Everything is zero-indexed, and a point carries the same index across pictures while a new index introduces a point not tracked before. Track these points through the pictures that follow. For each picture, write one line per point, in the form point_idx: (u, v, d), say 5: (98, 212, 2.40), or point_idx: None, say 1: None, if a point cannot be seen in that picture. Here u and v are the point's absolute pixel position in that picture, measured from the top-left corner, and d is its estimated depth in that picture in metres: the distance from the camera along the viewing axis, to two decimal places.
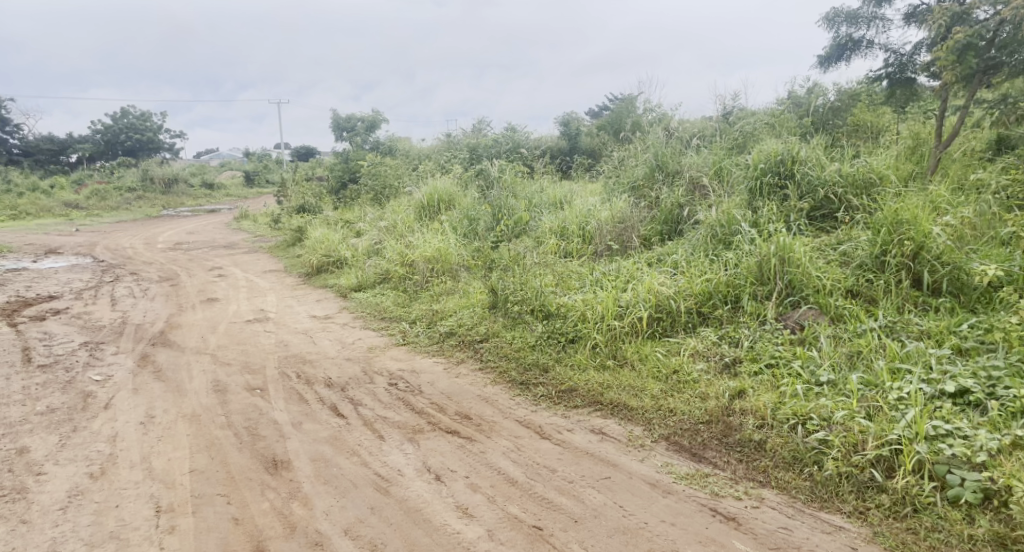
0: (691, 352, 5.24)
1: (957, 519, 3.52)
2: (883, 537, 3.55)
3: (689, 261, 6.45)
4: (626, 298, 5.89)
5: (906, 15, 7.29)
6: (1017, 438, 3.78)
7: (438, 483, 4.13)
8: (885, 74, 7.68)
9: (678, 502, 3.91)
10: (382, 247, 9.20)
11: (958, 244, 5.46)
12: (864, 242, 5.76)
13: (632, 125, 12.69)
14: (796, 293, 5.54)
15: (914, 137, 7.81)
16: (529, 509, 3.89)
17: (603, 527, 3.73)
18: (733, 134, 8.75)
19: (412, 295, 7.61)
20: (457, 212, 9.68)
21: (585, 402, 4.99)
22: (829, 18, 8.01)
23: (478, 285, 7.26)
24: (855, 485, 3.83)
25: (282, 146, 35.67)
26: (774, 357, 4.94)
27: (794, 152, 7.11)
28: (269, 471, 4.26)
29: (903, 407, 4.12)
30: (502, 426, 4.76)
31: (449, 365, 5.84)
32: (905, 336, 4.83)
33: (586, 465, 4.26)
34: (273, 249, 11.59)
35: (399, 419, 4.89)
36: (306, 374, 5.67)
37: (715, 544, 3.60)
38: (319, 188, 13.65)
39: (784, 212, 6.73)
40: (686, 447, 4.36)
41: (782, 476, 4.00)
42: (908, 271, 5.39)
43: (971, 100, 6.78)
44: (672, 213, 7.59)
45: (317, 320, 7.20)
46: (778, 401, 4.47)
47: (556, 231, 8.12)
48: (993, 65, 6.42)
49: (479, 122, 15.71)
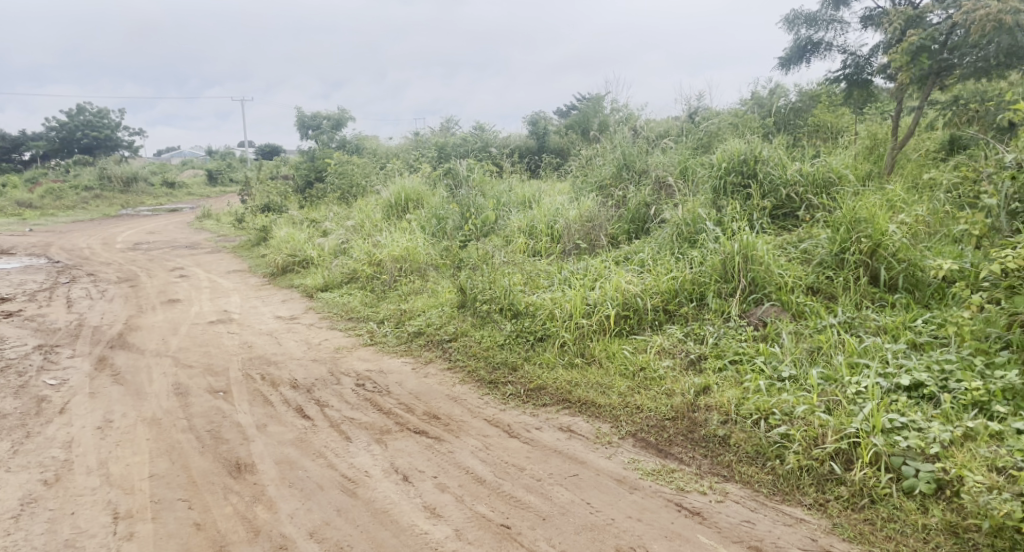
0: (657, 349, 5.31)
1: (912, 510, 3.62)
2: (842, 528, 3.63)
3: (655, 260, 6.51)
4: (593, 296, 5.94)
5: (862, 18, 7.49)
6: (969, 429, 3.88)
7: (405, 484, 4.11)
8: (843, 75, 7.87)
9: (644, 498, 3.96)
10: (349, 247, 9.12)
11: (914, 241, 5.61)
12: (824, 241, 5.88)
13: (600, 125, 12.78)
14: (758, 290, 5.64)
15: (872, 137, 8.02)
16: (496, 508, 3.90)
17: (570, 525, 3.76)
18: (698, 134, 8.86)
19: (380, 294, 7.56)
20: (424, 212, 9.64)
21: (554, 400, 5.02)
22: (788, 19, 8.17)
23: (446, 285, 7.23)
24: (815, 478, 3.92)
25: (246, 145, 35.02)
26: (738, 353, 5.02)
27: (756, 152, 7.23)
28: (232, 474, 4.20)
29: (860, 401, 4.22)
30: (471, 425, 4.76)
31: (418, 365, 5.82)
32: (863, 331, 4.96)
33: (554, 463, 4.29)
34: (236, 249, 11.40)
35: (367, 419, 4.85)
36: (271, 376, 5.60)
37: (681, 538, 3.65)
38: (284, 187, 13.43)
39: (747, 211, 6.85)
40: (653, 443, 4.41)
41: (746, 470, 4.08)
42: (865, 268, 5.53)
43: (926, 102, 6.97)
44: (639, 212, 7.67)
45: (283, 321, 7.12)
46: (742, 396, 4.55)
47: (525, 230, 8.13)
48: (946, 67, 6.62)
49: (447, 122, 15.65)
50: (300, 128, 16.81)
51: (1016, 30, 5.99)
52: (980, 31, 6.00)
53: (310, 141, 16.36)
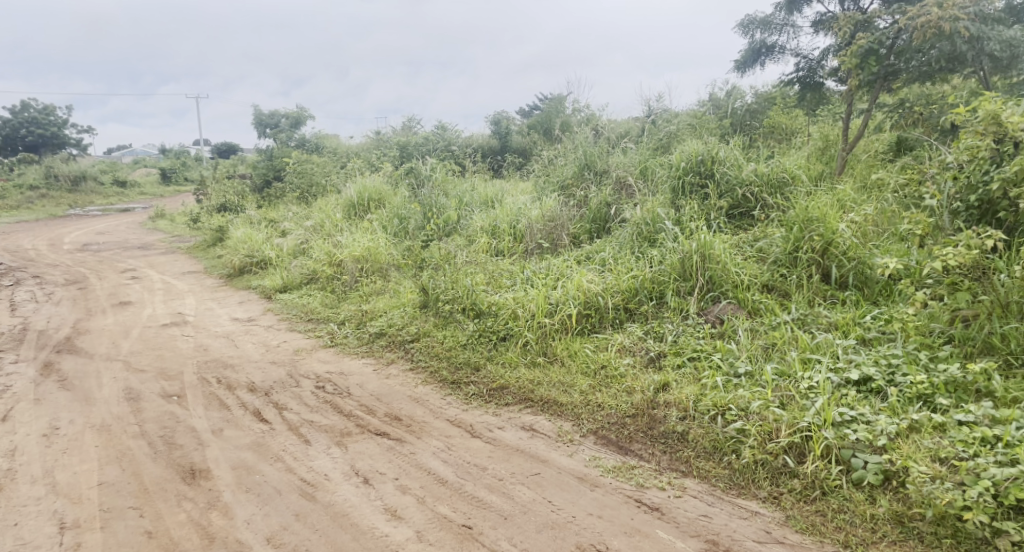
0: (618, 347, 5.37)
1: (861, 500, 3.72)
2: (795, 520, 3.72)
3: (616, 259, 6.58)
4: (555, 296, 5.97)
5: (813, 22, 7.68)
6: (914, 421, 3.99)
7: (366, 486, 4.08)
8: (797, 78, 8.08)
9: (605, 495, 4.00)
10: (308, 247, 9.00)
11: (863, 240, 5.76)
12: (778, 239, 6.02)
13: (562, 124, 12.86)
14: (716, 289, 5.74)
15: (824, 138, 8.24)
16: (458, 508, 3.90)
17: (531, 523, 3.78)
18: (658, 134, 8.98)
19: (340, 295, 7.48)
20: (386, 212, 9.57)
21: (516, 399, 5.05)
22: (743, 23, 8.36)
23: (408, 285, 7.20)
24: (770, 471, 4.00)
25: (201, 143, 34.20)
26: (696, 350, 5.11)
27: (713, 153, 7.36)
28: (186, 480, 4.12)
29: (812, 396, 4.32)
30: (433, 426, 4.75)
31: (380, 366, 5.78)
32: (815, 327, 5.08)
33: (515, 462, 4.30)
34: (191, 250, 11.16)
35: (327, 422, 4.80)
36: (228, 379, 5.50)
37: (641, 534, 3.70)
38: (241, 186, 13.18)
39: (705, 211, 6.97)
40: (613, 440, 4.47)
41: (703, 466, 4.15)
42: (817, 266, 5.68)
43: (875, 104, 7.20)
44: (600, 212, 7.74)
45: (240, 323, 7.00)
46: (700, 393, 4.63)
47: (487, 230, 8.13)
48: (892, 71, 6.82)
49: (409, 121, 15.56)
50: (258, 126, 16.53)
51: (957, 36, 6.19)
52: (923, 36, 6.23)
53: (269, 139, 16.07)
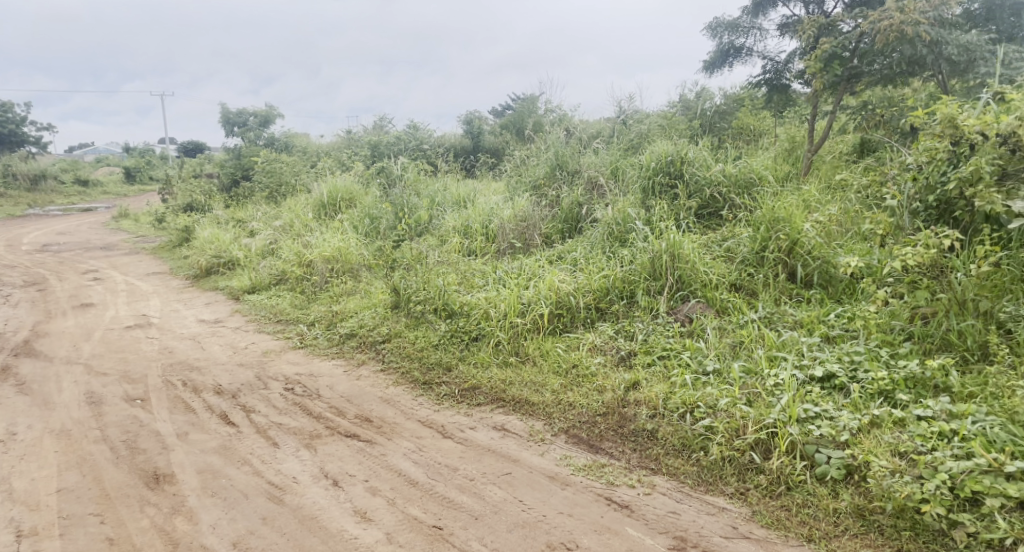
0: (589, 347, 5.40)
1: (824, 495, 3.79)
2: (761, 515, 3.78)
3: (588, 259, 6.62)
4: (527, 295, 5.99)
5: (779, 25, 7.82)
6: (875, 417, 4.07)
7: (336, 489, 4.05)
8: (764, 80, 8.23)
9: (575, 493, 4.02)
10: (277, 247, 8.90)
11: (828, 239, 5.86)
12: (745, 239, 6.11)
13: (534, 124, 12.89)
14: (685, 288, 5.81)
15: (791, 140, 8.39)
16: (429, 509, 3.89)
17: (502, 523, 3.79)
18: (629, 136, 9.05)
19: (310, 296, 7.40)
20: (357, 212, 9.50)
21: (488, 399, 5.05)
22: (711, 26, 8.47)
23: (379, 285, 7.16)
24: (736, 468, 4.06)
25: (167, 142, 33.57)
26: (665, 349, 5.16)
27: (682, 153, 7.45)
28: (149, 485, 4.05)
29: (778, 392, 4.39)
30: (404, 427, 4.73)
31: (350, 367, 5.74)
32: (781, 325, 5.17)
33: (487, 462, 4.31)
34: (156, 250, 10.95)
35: (295, 424, 4.75)
36: (193, 382, 5.41)
37: (611, 531, 3.73)
38: (208, 185, 12.97)
39: (674, 211, 7.05)
40: (584, 439, 4.49)
41: (672, 463, 4.20)
42: (784, 266, 5.77)
43: (839, 106, 7.34)
44: (572, 212, 7.78)
45: (206, 325, 6.89)
46: (669, 391, 4.68)
47: (459, 230, 8.12)
48: (855, 74, 6.97)
49: (380, 120, 15.45)
50: (225, 125, 16.29)
51: (917, 41, 6.35)
52: (884, 40, 6.37)
53: (236, 138, 15.84)
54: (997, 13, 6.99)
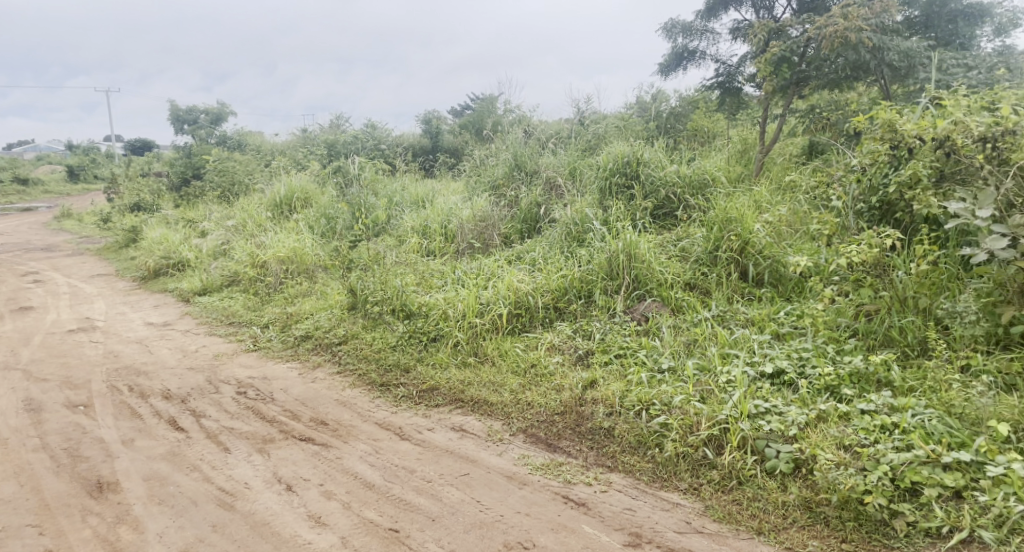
0: (548, 346, 5.42)
1: (773, 488, 3.87)
2: (713, 509, 3.84)
3: (546, 259, 6.65)
4: (486, 296, 5.98)
5: (731, 30, 7.98)
6: (822, 411, 4.17)
7: (289, 494, 3.99)
8: (717, 83, 8.41)
9: (533, 493, 4.03)
10: (229, 248, 8.71)
11: (779, 238, 6.00)
12: (699, 239, 6.21)
13: (493, 124, 12.88)
14: (641, 287, 5.89)
15: (743, 142, 8.57)
16: (385, 512, 3.85)
17: (459, 524, 3.78)
18: (587, 137, 9.17)
19: (264, 297, 7.25)
20: (312, 212, 9.35)
21: (446, 400, 5.03)
22: (666, 28, 8.59)
23: (336, 286, 7.05)
24: (690, 464, 4.13)
25: (113, 140, 32.55)
26: (622, 348, 5.21)
27: (638, 154, 7.58)
28: (92, 494, 3.93)
29: (730, 389, 4.48)
30: (360, 430, 4.68)
31: (305, 370, 5.65)
32: (734, 323, 5.27)
33: (444, 463, 4.29)
34: (101, 252, 10.61)
35: (248, 429, 4.66)
36: (139, 387, 5.26)
37: (567, 530, 3.75)
38: (156, 184, 12.62)
39: (631, 211, 7.13)
40: (542, 438, 4.51)
41: (628, 460, 4.24)
42: (736, 265, 5.88)
43: (788, 109, 7.54)
44: (531, 212, 7.80)
45: (154, 328, 6.70)
46: (625, 389, 4.72)
47: (418, 230, 8.07)
48: (802, 78, 7.15)
49: (336, 118, 15.24)
50: (175, 123, 15.87)
51: (860, 46, 6.55)
52: (830, 45, 6.56)
53: (186, 136, 15.44)
54: (935, 20, 7.26)
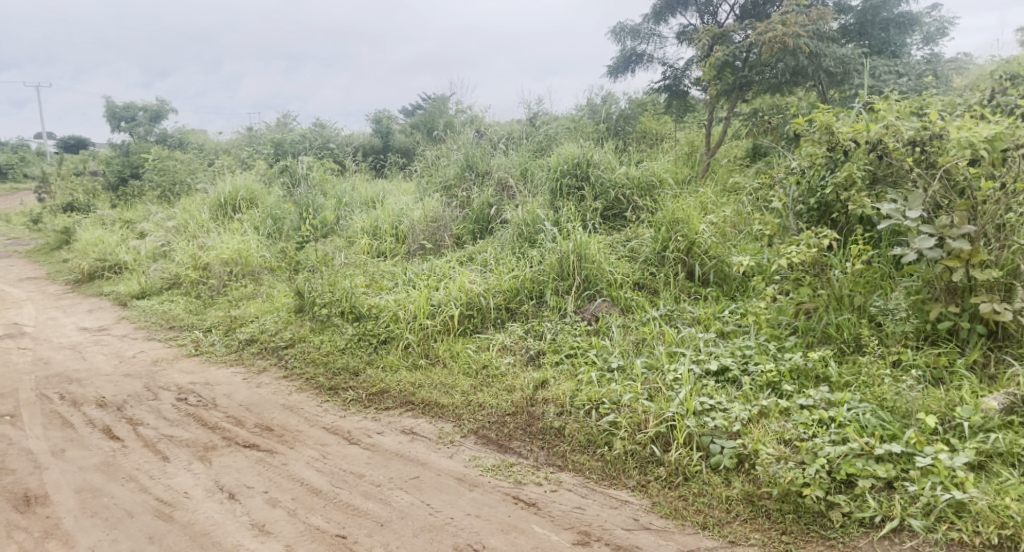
0: (499, 347, 5.42)
1: (718, 483, 3.95)
2: (660, 506, 3.90)
3: (498, 259, 6.65)
4: (437, 297, 5.95)
5: (677, 34, 8.13)
6: (763, 407, 4.28)
7: (232, 502, 3.89)
8: (664, 86, 8.56)
9: (483, 494, 4.03)
10: (169, 249, 8.45)
11: (724, 238, 6.12)
12: (648, 239, 6.31)
13: (445, 124, 12.81)
14: (592, 287, 5.94)
15: (690, 144, 8.75)
16: (332, 518, 3.79)
17: (408, 528, 3.74)
18: (538, 138, 9.23)
19: (206, 300, 7.05)
20: (258, 212, 9.16)
21: (396, 403, 4.98)
22: (615, 31, 8.70)
23: (282, 288, 6.92)
24: (638, 461, 4.18)
25: (47, 136, 31.17)
26: (572, 348, 5.25)
27: (588, 156, 7.68)
28: (19, 509, 3.77)
29: (676, 387, 4.55)
30: (307, 435, 4.60)
31: (250, 374, 5.52)
32: (681, 322, 5.36)
33: (394, 467, 4.25)
34: (32, 254, 10.18)
35: (188, 436, 4.53)
36: (71, 395, 5.07)
37: (517, 530, 3.75)
38: (91, 184, 12.14)
39: (582, 212, 7.20)
40: (493, 439, 4.51)
41: (578, 459, 4.28)
42: (683, 264, 5.99)
43: (732, 113, 7.72)
44: (482, 213, 7.79)
45: (88, 333, 6.46)
46: (576, 388, 4.76)
47: (368, 230, 7.99)
48: (745, 83, 7.33)
49: (284, 117, 14.95)
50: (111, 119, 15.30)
51: (799, 53, 6.75)
52: (770, 50, 6.75)
53: (124, 134, 14.87)
54: (869, 28, 7.52)
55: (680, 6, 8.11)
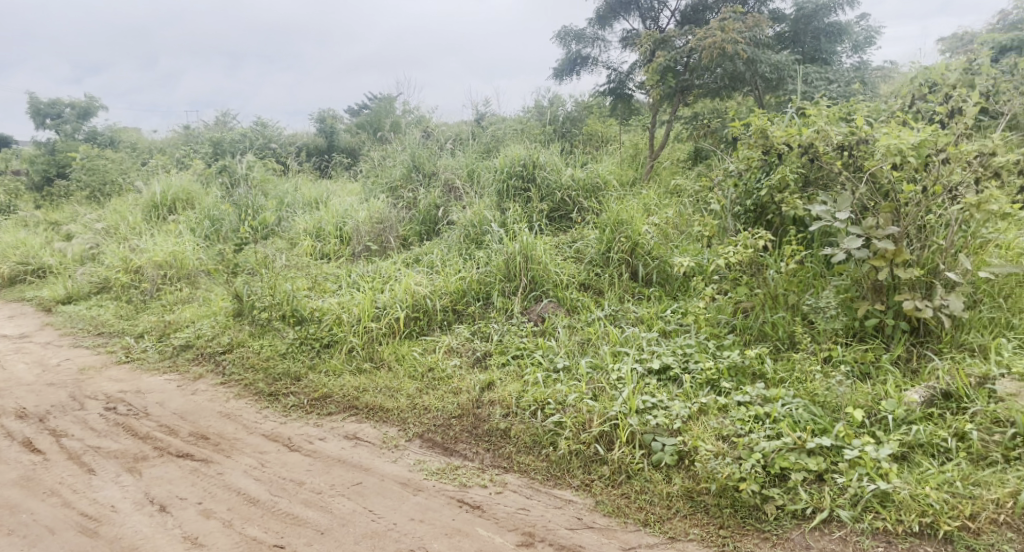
0: (446, 349, 5.38)
1: (659, 480, 4.01)
2: (603, 504, 3.94)
3: (444, 261, 6.62)
4: (383, 299, 5.86)
5: (621, 38, 8.24)
6: (703, 404, 4.37)
7: (162, 515, 3.77)
8: (609, 89, 8.66)
9: (427, 498, 3.99)
10: (98, 252, 8.13)
11: (667, 239, 6.22)
12: (593, 241, 6.37)
13: (392, 124, 12.67)
14: (538, 288, 5.96)
15: (635, 146, 8.87)
16: (270, 528, 3.71)
17: (349, 535, 3.68)
18: (486, 139, 9.23)
19: (138, 305, 6.80)
20: (194, 213, 8.88)
21: (340, 408, 4.90)
22: (560, 35, 8.77)
23: (220, 291, 6.72)
24: (583, 460, 4.21)
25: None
26: (519, 349, 5.26)
27: (535, 158, 7.71)
28: None
29: (620, 386, 4.61)
30: (245, 442, 4.48)
31: (185, 381, 5.35)
32: (625, 322, 5.42)
33: (336, 473, 4.17)
34: None
35: (117, 447, 4.36)
36: None
37: (462, 534, 3.73)
38: (14, 184, 11.57)
39: (528, 213, 7.22)
40: (438, 442, 4.48)
41: (523, 460, 4.28)
42: (627, 265, 6.07)
43: (674, 116, 7.87)
44: (429, 214, 7.74)
45: (9, 341, 6.17)
46: (522, 389, 4.76)
47: (311, 232, 7.85)
48: (686, 87, 7.49)
49: (223, 115, 14.53)
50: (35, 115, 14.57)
51: (737, 58, 6.93)
52: (710, 56, 6.91)
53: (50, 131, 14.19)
54: (801, 36, 7.75)
55: (623, 11, 8.23)
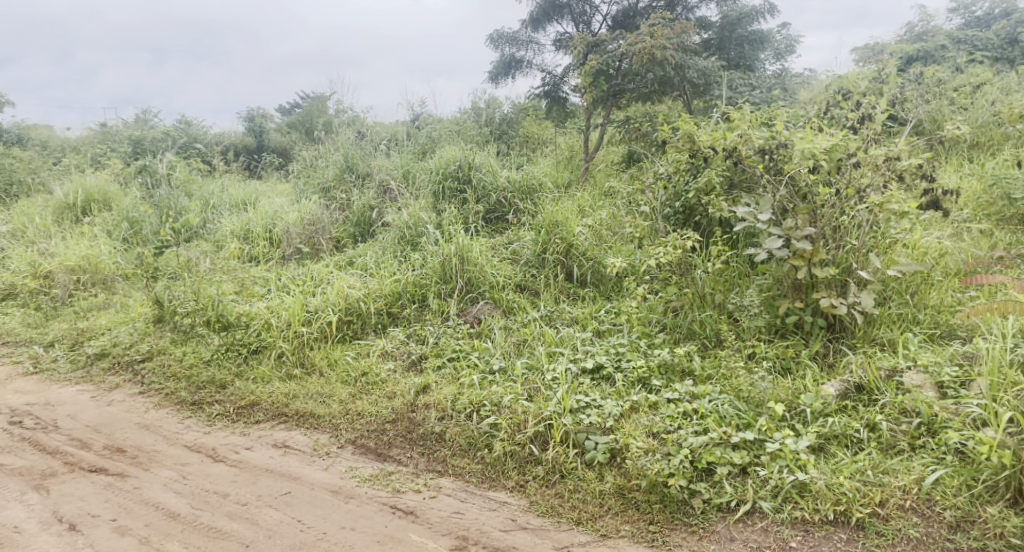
0: (380, 353, 5.30)
1: (592, 478, 4.05)
2: (537, 505, 3.95)
3: (378, 263, 6.52)
4: (314, 302, 5.71)
5: (554, 42, 8.30)
6: (634, 402, 4.43)
7: (72, 534, 3.59)
8: (544, 92, 8.71)
9: (359, 506, 3.91)
10: (4, 257, 7.66)
11: (601, 239, 6.29)
12: (528, 242, 6.39)
13: (325, 124, 12.41)
14: (474, 290, 5.93)
15: (570, 149, 8.95)
16: (191, 543, 3.56)
17: (276, 547, 3.58)
18: (421, 140, 9.15)
19: (49, 312, 6.45)
20: (111, 215, 8.47)
21: (268, 416, 4.75)
22: (493, 38, 8.77)
23: (138, 297, 6.42)
24: (517, 461, 4.21)
25: None
26: (455, 351, 5.21)
27: (470, 159, 7.69)
28: None
29: (554, 386, 4.63)
30: (167, 454, 4.29)
31: (100, 392, 5.09)
32: (560, 323, 5.46)
33: (264, 484, 4.04)
34: None
35: (22, 464, 4.13)
36: None
37: (394, 540, 3.67)
38: None
39: (464, 215, 7.19)
40: (372, 448, 4.40)
41: (458, 463, 4.25)
42: (562, 266, 6.12)
43: (607, 120, 7.96)
44: (363, 215, 7.60)
45: None
46: (458, 392, 4.72)
47: (238, 234, 7.60)
48: (618, 90, 7.60)
49: (144, 112, 13.92)
50: None
51: (667, 63, 7.06)
52: (640, 60, 7.01)
53: None
54: (727, 43, 7.97)
55: (556, 14, 8.29)
